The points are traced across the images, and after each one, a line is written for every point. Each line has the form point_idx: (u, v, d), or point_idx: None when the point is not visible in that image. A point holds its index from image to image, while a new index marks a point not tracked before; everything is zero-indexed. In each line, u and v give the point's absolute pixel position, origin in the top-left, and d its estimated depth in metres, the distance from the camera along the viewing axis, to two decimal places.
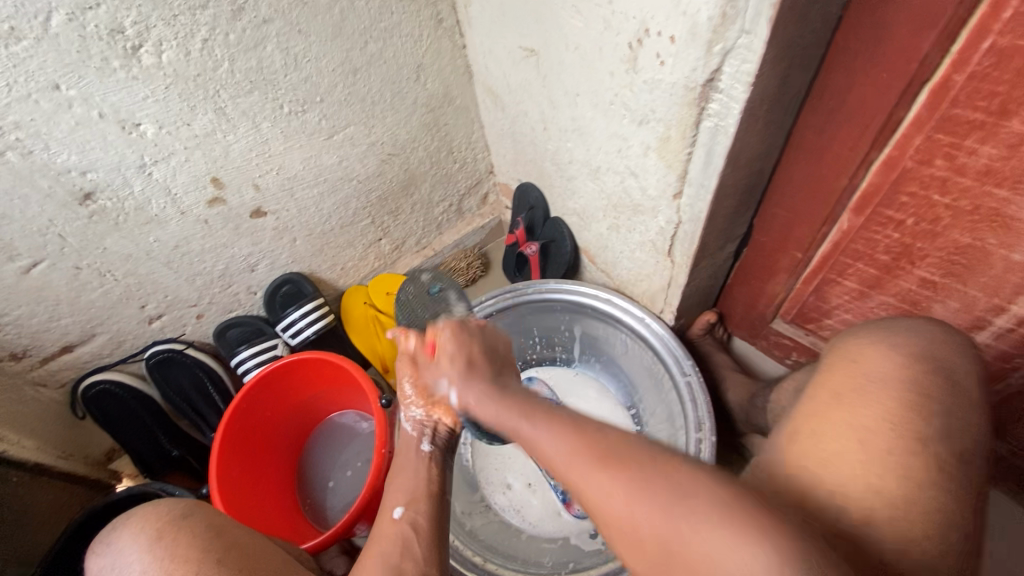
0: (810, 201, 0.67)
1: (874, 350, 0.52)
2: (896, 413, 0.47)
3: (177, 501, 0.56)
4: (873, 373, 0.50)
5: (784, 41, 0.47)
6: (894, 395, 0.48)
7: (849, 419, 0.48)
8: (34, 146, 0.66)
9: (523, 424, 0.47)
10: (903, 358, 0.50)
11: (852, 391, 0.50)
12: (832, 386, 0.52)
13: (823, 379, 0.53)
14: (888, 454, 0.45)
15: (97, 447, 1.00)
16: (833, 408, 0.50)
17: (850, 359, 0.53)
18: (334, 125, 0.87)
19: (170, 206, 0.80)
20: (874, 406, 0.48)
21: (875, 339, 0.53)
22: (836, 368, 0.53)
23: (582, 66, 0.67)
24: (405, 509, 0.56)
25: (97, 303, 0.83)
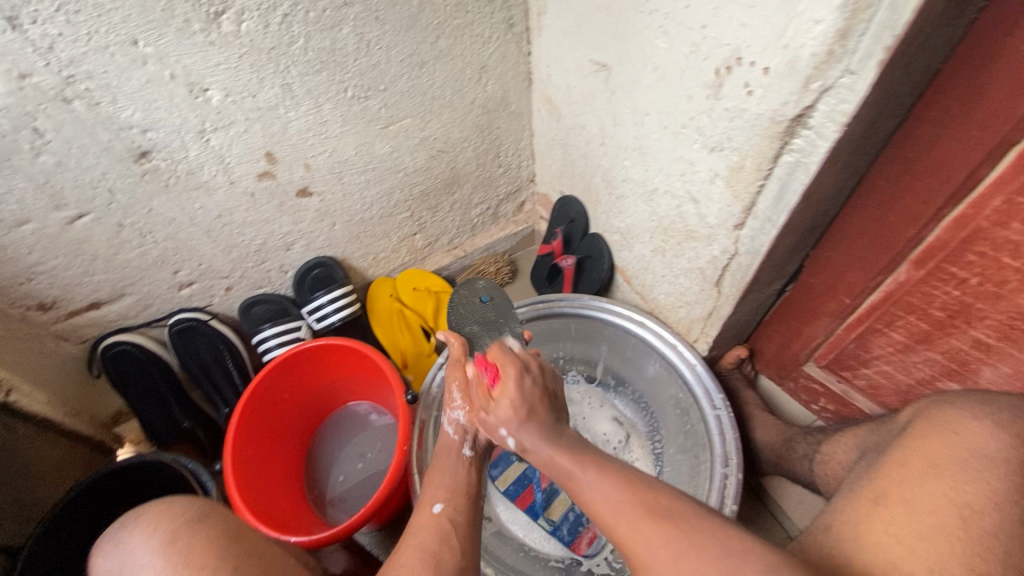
0: (870, 247, 0.66)
1: (975, 421, 0.51)
2: (1003, 496, 0.45)
3: (191, 502, 0.55)
4: (977, 450, 0.48)
5: (886, 85, 0.47)
6: (1001, 477, 0.46)
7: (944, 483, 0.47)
8: (102, 98, 0.65)
9: (572, 470, 0.50)
10: (1010, 438, 0.49)
11: (950, 461, 0.48)
12: (926, 455, 0.50)
13: (914, 446, 0.51)
14: (990, 536, 0.43)
15: (105, 409, 0.98)
16: (927, 477, 0.48)
17: (950, 430, 0.51)
18: (392, 115, 0.86)
19: (221, 174, 0.79)
20: (978, 483, 0.46)
21: (977, 413, 0.52)
22: (930, 437, 0.51)
23: (658, 87, 0.67)
24: (445, 506, 0.56)
25: (132, 262, 0.82)
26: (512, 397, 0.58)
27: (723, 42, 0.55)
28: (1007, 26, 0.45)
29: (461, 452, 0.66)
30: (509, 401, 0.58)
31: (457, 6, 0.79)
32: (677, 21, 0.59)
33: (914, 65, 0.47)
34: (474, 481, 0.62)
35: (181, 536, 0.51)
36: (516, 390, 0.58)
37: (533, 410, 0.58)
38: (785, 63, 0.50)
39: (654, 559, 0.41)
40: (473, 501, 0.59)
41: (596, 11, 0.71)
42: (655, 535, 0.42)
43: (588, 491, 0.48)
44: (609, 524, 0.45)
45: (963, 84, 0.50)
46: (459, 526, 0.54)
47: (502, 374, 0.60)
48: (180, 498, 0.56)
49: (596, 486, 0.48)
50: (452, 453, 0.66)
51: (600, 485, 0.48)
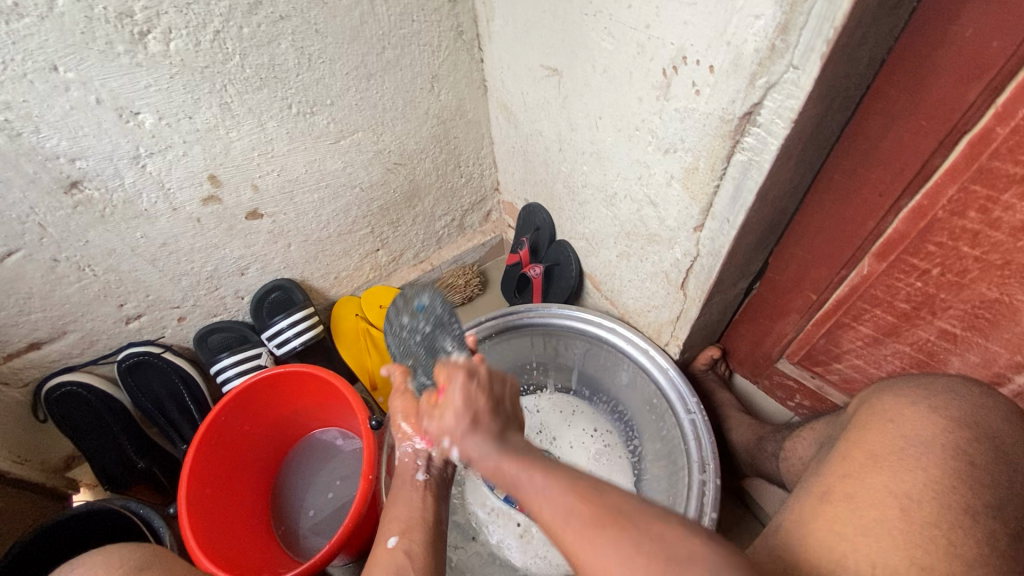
0: (831, 242, 0.65)
1: (914, 412, 0.51)
2: (939, 481, 0.45)
3: (132, 549, 0.52)
4: (914, 437, 0.49)
5: (830, 79, 0.45)
6: (938, 462, 0.47)
7: (883, 477, 0.47)
8: (22, 128, 0.61)
9: (516, 474, 0.42)
10: (945, 422, 0.50)
11: (891, 453, 0.48)
12: (867, 446, 0.50)
13: (858, 438, 0.51)
14: (930, 526, 0.43)
15: (55, 453, 0.92)
16: (869, 468, 0.48)
17: (887, 419, 0.52)
18: (342, 129, 0.83)
19: (162, 201, 0.75)
20: (916, 472, 0.46)
21: (914, 399, 0.53)
22: (872, 427, 0.52)
23: (609, 89, 0.65)
24: (399, 539, 0.58)
25: (72, 298, 0.77)
26: (455, 407, 0.46)
27: (667, 41, 0.53)
28: (948, 14, 0.44)
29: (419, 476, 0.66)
30: (454, 410, 0.46)
31: (402, 16, 0.76)
32: (622, 22, 0.57)
33: (858, 56, 0.46)
34: (435, 510, 0.63)
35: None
36: (460, 400, 0.47)
37: (489, 411, 0.47)
38: (729, 61, 0.48)
39: (605, 574, 0.35)
40: (433, 530, 0.60)
41: (543, 14, 0.69)
42: (605, 541, 0.36)
43: (533, 493, 0.40)
44: (556, 531, 0.38)
45: (909, 75, 0.49)
46: (415, 560, 0.56)
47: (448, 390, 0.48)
48: (119, 547, 0.52)
49: (546, 493, 0.39)
50: (410, 481, 0.65)
51: (546, 483, 0.40)
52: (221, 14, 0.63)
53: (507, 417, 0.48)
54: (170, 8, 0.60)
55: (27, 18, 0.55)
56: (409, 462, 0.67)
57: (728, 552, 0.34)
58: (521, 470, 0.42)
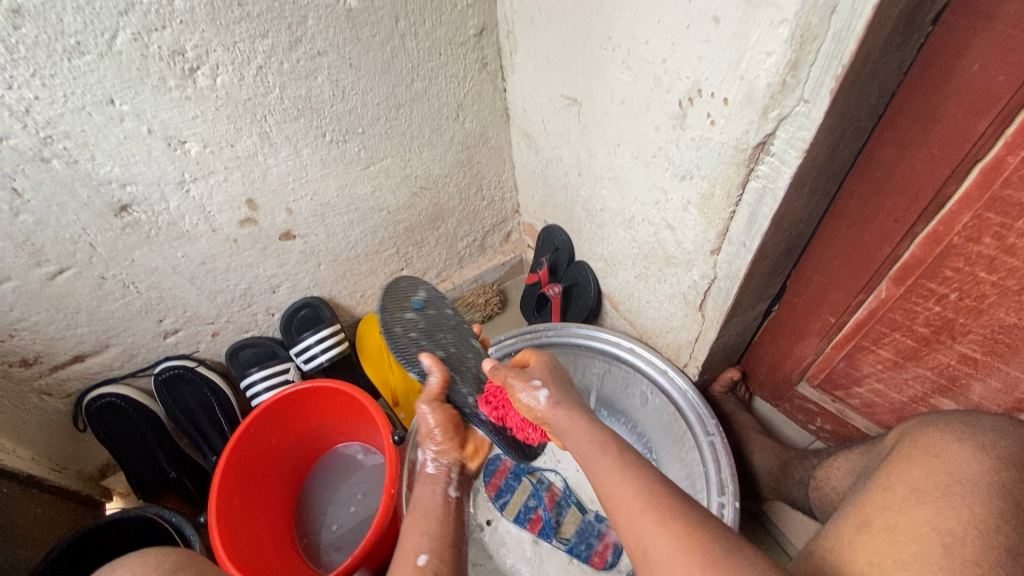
0: (848, 266, 0.66)
1: (960, 450, 0.51)
2: (983, 520, 0.45)
3: (166, 552, 0.54)
4: (957, 473, 0.49)
5: (840, 111, 0.47)
6: (983, 500, 0.46)
7: (926, 511, 0.46)
8: (80, 156, 0.66)
9: (596, 449, 0.50)
10: (991, 464, 0.49)
11: (933, 488, 0.48)
12: (910, 479, 0.50)
13: (901, 470, 0.52)
14: (974, 564, 0.42)
15: (91, 462, 0.96)
16: (910, 502, 0.48)
17: (932, 454, 0.52)
18: (371, 156, 0.88)
19: (203, 223, 0.80)
20: (960, 509, 0.46)
21: (960, 437, 0.53)
22: (915, 461, 0.52)
23: (627, 118, 0.68)
24: (430, 557, 0.51)
25: (116, 313, 0.82)
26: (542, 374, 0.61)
27: (683, 75, 0.56)
28: (955, 49, 0.46)
29: (446, 494, 0.59)
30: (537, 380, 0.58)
31: (430, 50, 0.81)
32: (640, 57, 0.60)
33: (867, 89, 0.48)
34: (460, 523, 0.57)
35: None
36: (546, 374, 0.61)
37: (562, 389, 0.60)
38: (742, 94, 0.51)
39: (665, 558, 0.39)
40: (458, 549, 0.54)
41: (564, 48, 0.73)
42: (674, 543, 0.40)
43: (605, 476, 0.47)
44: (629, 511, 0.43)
45: (919, 107, 0.50)
46: None
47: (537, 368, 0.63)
48: (155, 550, 0.54)
49: (624, 478, 0.45)
50: (436, 495, 0.59)
51: (625, 468, 0.46)
52: (264, 51, 0.68)
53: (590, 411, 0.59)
54: (219, 46, 0.65)
55: (88, 56, 0.59)
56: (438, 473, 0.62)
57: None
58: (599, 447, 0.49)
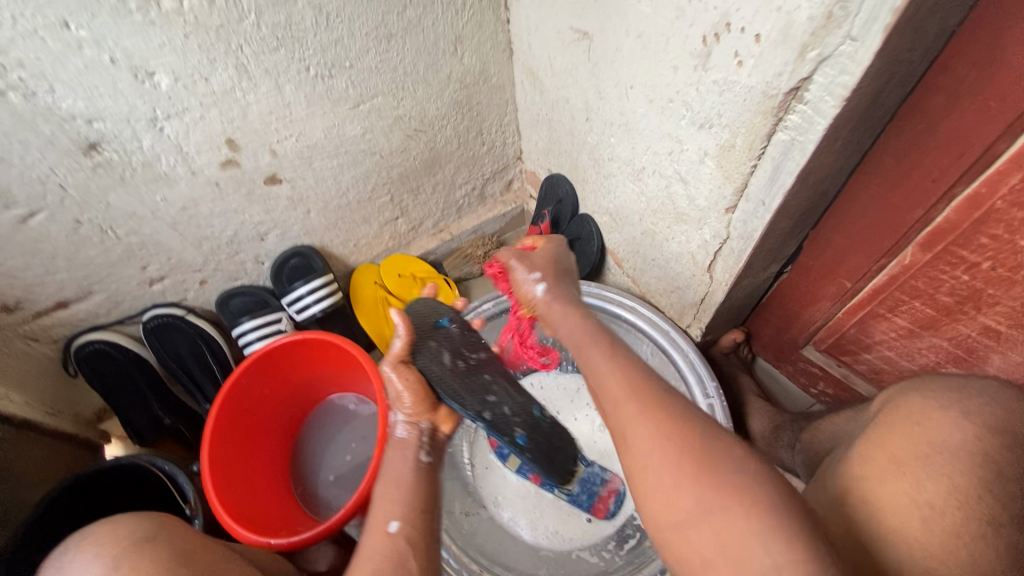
0: (873, 228, 0.61)
1: (943, 417, 0.48)
2: (962, 494, 0.43)
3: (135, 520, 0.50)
4: (941, 445, 0.46)
5: (891, 53, 0.41)
6: (964, 473, 0.44)
7: (904, 484, 0.44)
8: (38, 88, 0.60)
9: (593, 349, 0.51)
10: (975, 431, 0.47)
11: (914, 459, 0.45)
12: (891, 449, 0.47)
13: (880, 438, 0.48)
14: (952, 538, 0.41)
15: (87, 406, 0.96)
16: (891, 473, 0.45)
17: (913, 421, 0.48)
18: (361, 93, 0.80)
19: (181, 164, 0.75)
20: (941, 481, 0.43)
21: (943, 401, 0.49)
22: (893, 430, 0.48)
23: (643, 57, 0.61)
24: (402, 523, 0.49)
25: (96, 259, 0.78)
26: (539, 262, 0.63)
27: (710, 5, 0.49)
28: None
29: (416, 459, 0.55)
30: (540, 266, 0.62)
31: None
32: None
33: (924, 28, 0.41)
34: (434, 491, 0.53)
35: (122, 564, 0.46)
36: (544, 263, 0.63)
37: (565, 274, 0.64)
38: (778, 29, 0.44)
39: (637, 436, 0.42)
40: (430, 516, 0.50)
41: None
42: (647, 427, 0.42)
43: (600, 368, 0.49)
44: (613, 399, 0.46)
45: (981, 49, 0.44)
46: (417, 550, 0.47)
47: (538, 256, 0.64)
48: (125, 517, 0.51)
49: (612, 371, 0.47)
50: (407, 460, 0.55)
51: (615, 365, 0.48)
52: None
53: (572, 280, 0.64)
54: None
55: None
56: (407, 438, 0.57)
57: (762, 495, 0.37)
58: (589, 345, 0.51)
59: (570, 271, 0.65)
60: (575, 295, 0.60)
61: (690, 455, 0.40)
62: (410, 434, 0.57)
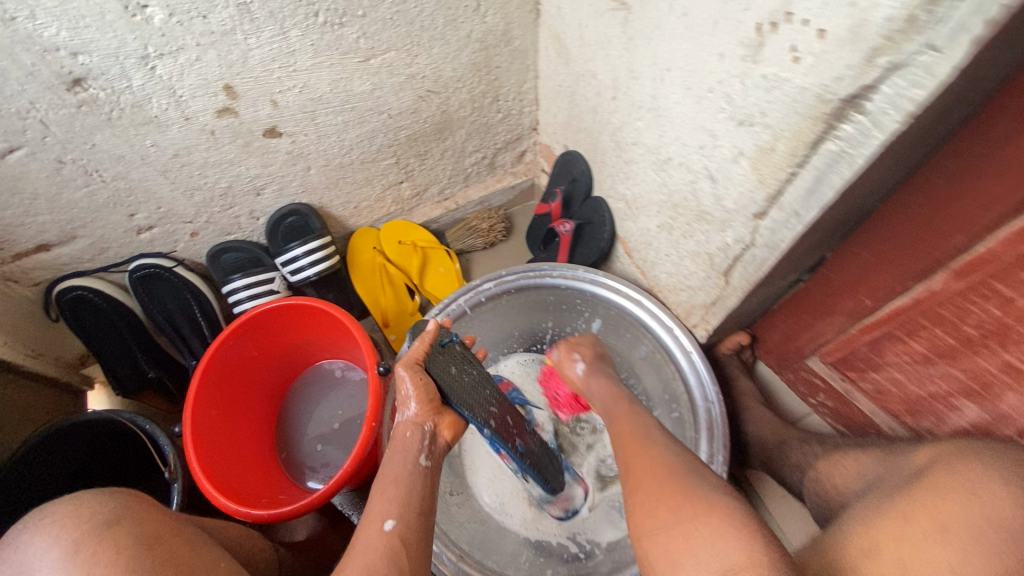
0: (906, 250, 0.58)
1: (998, 487, 0.42)
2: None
3: (104, 500, 0.43)
4: (1000, 519, 0.39)
5: (973, 69, 0.36)
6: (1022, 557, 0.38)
7: (950, 558, 0.39)
8: (18, 13, 0.54)
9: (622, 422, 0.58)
10: None
11: (964, 533, 0.40)
12: (939, 513, 0.42)
13: (925, 503, 0.43)
14: None
15: (69, 350, 0.93)
16: (932, 540, 0.40)
17: (968, 492, 0.42)
18: (373, 47, 0.74)
19: (174, 108, 0.69)
20: (991, 560, 0.38)
21: (1004, 473, 0.43)
22: (946, 491, 0.43)
23: (686, 38, 0.55)
24: (398, 522, 0.51)
25: (80, 203, 0.74)
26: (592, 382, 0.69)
27: None
28: None
29: (416, 463, 0.58)
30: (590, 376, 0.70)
31: None
32: None
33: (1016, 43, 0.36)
34: (426, 495, 0.56)
35: (90, 546, 0.40)
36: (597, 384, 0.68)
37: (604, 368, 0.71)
38: (848, 26, 0.39)
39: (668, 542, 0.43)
40: (426, 517, 0.54)
41: None
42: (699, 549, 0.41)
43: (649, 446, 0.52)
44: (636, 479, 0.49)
45: None
46: (410, 548, 0.50)
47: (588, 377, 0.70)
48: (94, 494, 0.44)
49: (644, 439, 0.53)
50: (407, 462, 0.58)
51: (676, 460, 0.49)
52: None
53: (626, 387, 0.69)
54: None
55: None
56: (411, 439, 0.60)
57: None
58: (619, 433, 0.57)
59: None
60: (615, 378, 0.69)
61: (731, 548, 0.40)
62: (414, 434, 0.60)
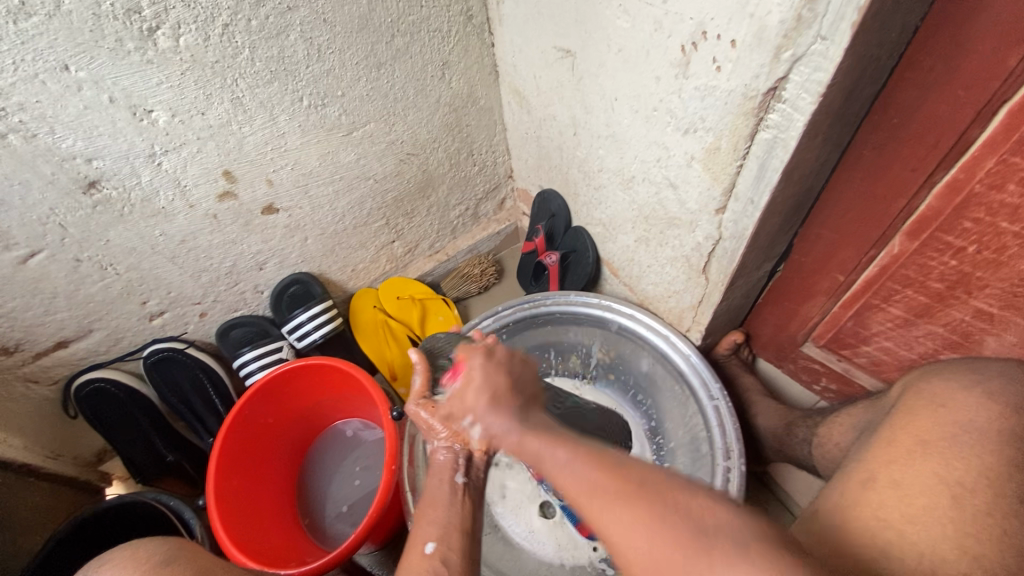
0: (860, 221, 0.63)
1: (965, 397, 0.48)
2: (994, 469, 0.43)
3: (160, 543, 0.50)
4: (966, 423, 0.47)
5: (861, 49, 0.43)
6: (992, 450, 0.44)
7: (935, 465, 0.44)
8: (38, 129, 0.61)
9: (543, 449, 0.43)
10: (1000, 409, 0.47)
11: (940, 440, 0.46)
12: (915, 431, 0.48)
13: (905, 423, 0.49)
14: (984, 515, 0.41)
15: (87, 447, 0.95)
16: (917, 455, 0.46)
17: (936, 404, 0.49)
18: (354, 121, 0.83)
19: (179, 198, 0.76)
20: (969, 459, 0.44)
21: (964, 382, 0.50)
22: (917, 414, 0.49)
23: (625, 69, 0.63)
24: (438, 544, 0.49)
25: (96, 297, 0.79)
26: (478, 382, 0.52)
27: (686, 16, 0.51)
28: None
29: (453, 481, 0.56)
30: (475, 386, 0.52)
31: (411, 1, 0.75)
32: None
33: (890, 24, 0.43)
34: (473, 515, 0.54)
35: None
36: (480, 377, 0.53)
37: (513, 381, 0.53)
38: (752, 33, 0.46)
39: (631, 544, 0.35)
40: (470, 536, 0.52)
41: None
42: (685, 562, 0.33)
43: (555, 468, 0.42)
44: (574, 498, 0.40)
45: (945, 42, 0.46)
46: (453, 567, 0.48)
47: (469, 372, 0.54)
48: (145, 541, 0.50)
49: (569, 466, 0.41)
50: (444, 483, 0.56)
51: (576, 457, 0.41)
52: (229, 7, 0.62)
53: (528, 397, 0.53)
54: (178, 2, 0.59)
55: (35, 17, 0.54)
56: (446, 461, 0.59)
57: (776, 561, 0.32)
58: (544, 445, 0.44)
59: (528, 383, 0.55)
60: (525, 404, 0.51)
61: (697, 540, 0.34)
62: (447, 457, 0.58)
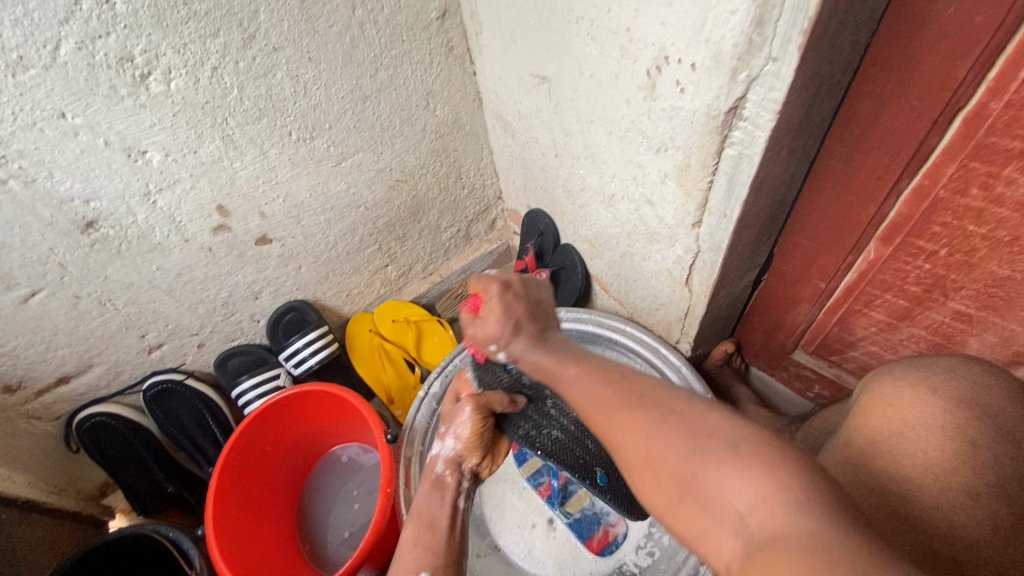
0: (834, 229, 0.64)
1: (913, 394, 0.48)
2: (941, 467, 0.44)
3: None
4: (913, 419, 0.47)
5: (812, 67, 0.45)
6: (940, 445, 0.45)
7: (884, 466, 0.46)
8: (37, 174, 0.64)
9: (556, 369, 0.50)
10: (944, 404, 0.47)
11: (890, 438, 0.47)
12: (870, 432, 0.49)
13: (861, 424, 0.50)
14: (930, 511, 0.43)
15: (90, 481, 0.96)
16: (870, 456, 0.48)
17: (886, 402, 0.50)
18: (342, 151, 0.85)
19: (174, 234, 0.78)
20: (917, 456, 0.45)
21: (912, 379, 0.50)
22: (871, 413, 0.50)
23: (597, 93, 0.65)
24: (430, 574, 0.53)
25: (96, 332, 0.81)
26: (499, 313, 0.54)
27: (649, 42, 0.53)
28: None
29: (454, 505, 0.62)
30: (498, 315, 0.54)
31: (392, 37, 0.78)
32: (603, 27, 0.57)
33: (839, 44, 0.45)
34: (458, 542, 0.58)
35: None
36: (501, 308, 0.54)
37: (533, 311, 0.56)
38: (709, 57, 0.48)
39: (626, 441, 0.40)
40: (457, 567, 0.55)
41: (527, 23, 0.70)
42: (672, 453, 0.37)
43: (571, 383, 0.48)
44: (588, 412, 0.45)
45: (895, 57, 0.48)
46: None
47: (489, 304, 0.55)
48: None
49: (578, 381, 0.48)
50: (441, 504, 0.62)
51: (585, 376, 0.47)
52: (216, 51, 0.65)
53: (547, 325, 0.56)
54: (168, 49, 0.62)
55: (32, 70, 0.57)
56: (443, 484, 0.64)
57: (771, 460, 0.33)
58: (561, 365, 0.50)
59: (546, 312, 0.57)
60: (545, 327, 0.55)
61: (679, 440, 0.37)
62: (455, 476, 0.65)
